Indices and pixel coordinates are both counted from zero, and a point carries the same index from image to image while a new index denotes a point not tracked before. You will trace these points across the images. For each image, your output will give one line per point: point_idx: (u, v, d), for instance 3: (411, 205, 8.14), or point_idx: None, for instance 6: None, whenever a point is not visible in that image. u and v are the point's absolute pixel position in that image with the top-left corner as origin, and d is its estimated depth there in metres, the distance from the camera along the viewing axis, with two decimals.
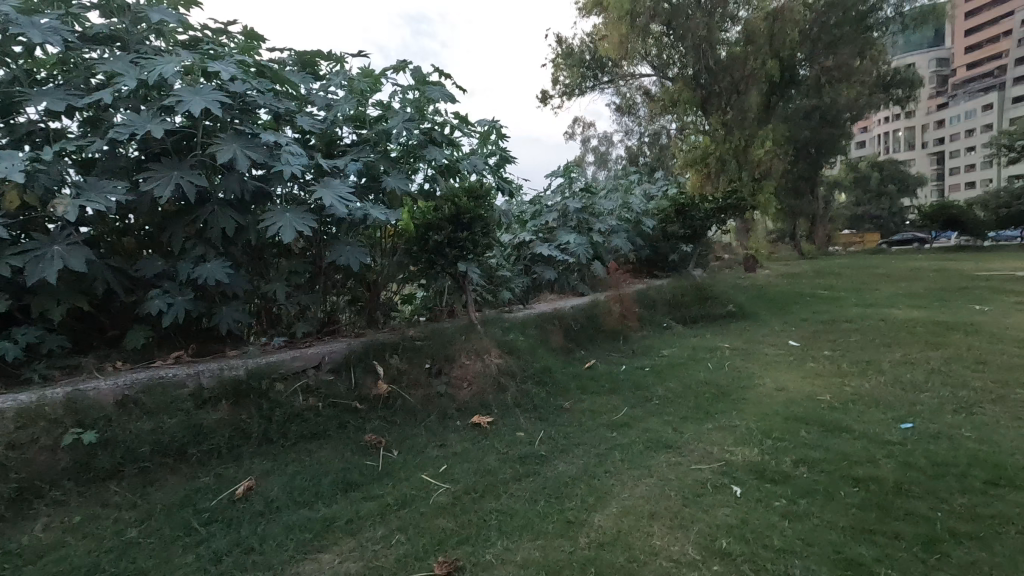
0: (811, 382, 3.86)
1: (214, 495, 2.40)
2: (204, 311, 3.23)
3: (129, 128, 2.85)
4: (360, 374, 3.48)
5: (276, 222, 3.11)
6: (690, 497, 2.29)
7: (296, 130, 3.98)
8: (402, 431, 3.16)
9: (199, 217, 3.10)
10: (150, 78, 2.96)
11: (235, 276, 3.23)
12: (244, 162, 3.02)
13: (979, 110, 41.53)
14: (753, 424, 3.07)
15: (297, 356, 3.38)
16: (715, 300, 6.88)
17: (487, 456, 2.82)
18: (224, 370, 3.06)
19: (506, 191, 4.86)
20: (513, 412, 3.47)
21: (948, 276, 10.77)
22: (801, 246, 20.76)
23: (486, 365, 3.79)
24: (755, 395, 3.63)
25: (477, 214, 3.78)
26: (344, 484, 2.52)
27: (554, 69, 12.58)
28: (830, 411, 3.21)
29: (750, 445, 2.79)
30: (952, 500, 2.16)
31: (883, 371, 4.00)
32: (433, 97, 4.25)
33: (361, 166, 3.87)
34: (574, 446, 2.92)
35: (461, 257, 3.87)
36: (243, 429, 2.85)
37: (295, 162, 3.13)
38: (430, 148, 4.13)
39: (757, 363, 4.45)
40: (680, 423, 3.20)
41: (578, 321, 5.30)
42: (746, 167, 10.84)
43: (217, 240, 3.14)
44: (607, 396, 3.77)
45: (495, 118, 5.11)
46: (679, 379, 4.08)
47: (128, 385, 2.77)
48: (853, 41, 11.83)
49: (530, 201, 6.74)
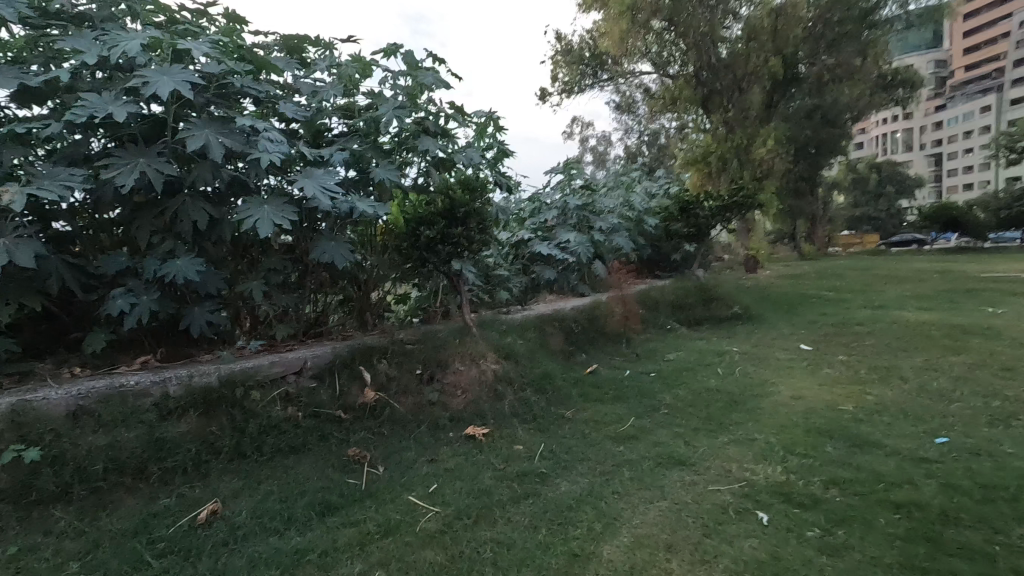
0: (830, 390, 3.59)
1: (174, 520, 2.14)
2: (174, 311, 2.96)
3: (87, 109, 2.55)
4: (344, 380, 3.23)
5: (253, 214, 2.84)
6: (712, 526, 2.04)
7: (280, 119, 3.72)
8: (389, 444, 2.89)
9: (168, 209, 2.83)
10: (112, 56, 2.68)
11: (208, 274, 2.96)
12: (218, 150, 2.74)
13: (977, 112, 41.36)
14: (772, 438, 2.82)
15: (276, 361, 3.11)
16: (720, 301, 6.63)
17: (482, 474, 2.56)
18: (194, 377, 2.80)
19: (504, 187, 4.59)
20: (511, 422, 3.21)
21: (954, 278, 10.55)
22: (800, 247, 20.57)
23: (481, 372, 3.53)
24: (771, 404, 3.37)
25: (473, 208, 3.51)
26: (321, 508, 2.25)
27: (552, 67, 12.32)
28: (855, 423, 2.95)
29: (770, 463, 2.53)
30: (1010, 531, 1.90)
31: (905, 379, 3.74)
32: (427, 84, 3.99)
33: (348, 155, 3.61)
34: (577, 462, 2.66)
35: (456, 254, 3.60)
36: (212, 443, 2.58)
37: (274, 150, 2.86)
38: (422, 139, 3.87)
39: (770, 369, 4.19)
40: (692, 436, 2.94)
41: (578, 323, 5.05)
42: (747, 166, 10.60)
43: (188, 234, 2.86)
44: (612, 405, 3.51)
45: (492, 110, 4.87)
46: (688, 386, 3.83)
47: (83, 394, 2.49)
48: (856, 38, 11.55)
49: (528, 198, 6.47)
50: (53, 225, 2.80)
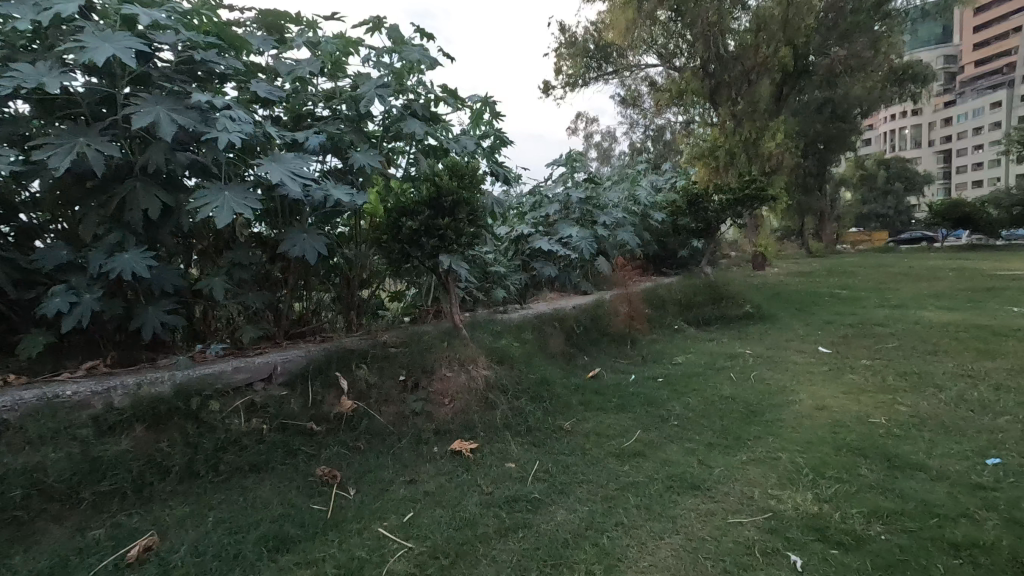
0: (857, 400, 3.24)
1: (99, 557, 1.83)
2: (125, 311, 2.65)
3: (14, 80, 2.22)
4: (319, 388, 2.92)
5: (210, 202, 2.51)
6: (735, 574, 1.71)
7: (258, 103, 3.42)
8: (364, 461, 2.57)
9: (115, 195, 2.51)
10: (44, 19, 2.35)
11: (162, 269, 2.64)
12: (169, 128, 2.42)
13: (987, 108, 40.69)
14: (798, 457, 2.47)
15: (241, 367, 2.80)
16: (730, 300, 6.28)
17: (466, 499, 2.23)
18: (143, 386, 2.49)
19: (502, 178, 4.25)
20: (502, 435, 2.87)
21: (971, 275, 10.17)
22: (808, 244, 20.18)
23: (471, 379, 3.21)
24: (792, 416, 3.03)
25: (461, 197, 3.18)
26: (275, 542, 1.93)
27: (555, 59, 11.92)
28: (891, 439, 2.61)
29: (799, 489, 2.18)
30: None
31: (941, 388, 3.38)
32: (413, 61, 3.67)
33: (325, 138, 3.29)
34: (575, 484, 2.33)
35: (442, 248, 3.26)
36: (159, 462, 2.27)
37: (235, 128, 2.53)
38: (409, 121, 3.55)
39: (788, 375, 3.85)
40: (706, 453, 2.60)
41: (579, 323, 4.73)
42: (756, 161, 10.23)
43: (139, 224, 2.55)
44: (615, 415, 3.17)
45: (488, 94, 4.53)
46: (701, 393, 3.49)
47: (9, 407, 2.19)
48: (868, 30, 11.10)
49: (529, 192, 6.22)
50: (19, 217, 2.61)
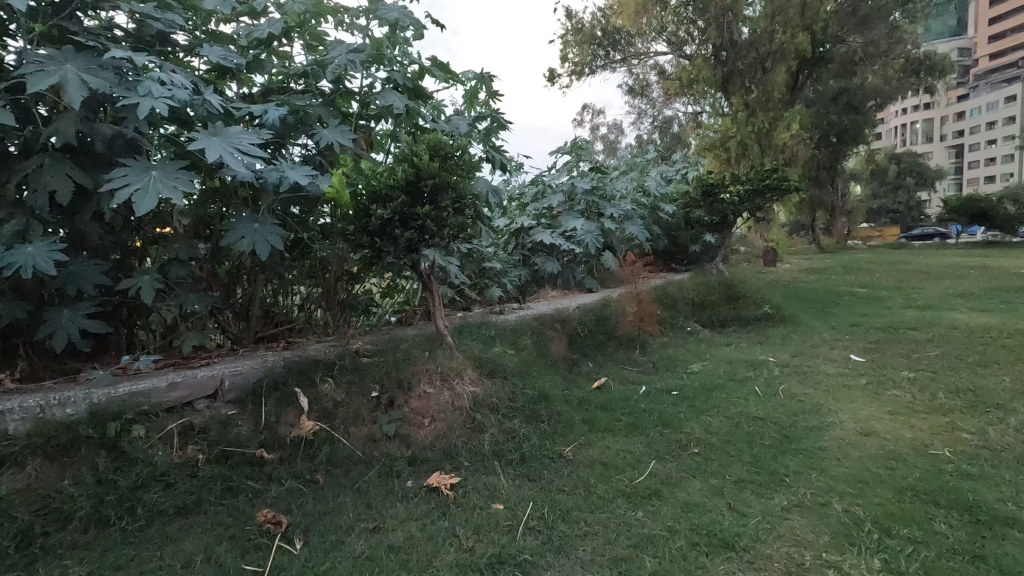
0: (909, 424, 2.76)
1: None
2: (33, 316, 2.21)
3: None
4: (272, 407, 2.45)
5: (131, 181, 2.04)
6: None
7: (219, 75, 2.94)
8: (320, 500, 2.10)
9: (18, 173, 2.06)
10: None
11: (78, 265, 2.19)
12: (76, 91, 1.97)
13: (1001, 102, 39.68)
14: (855, 504, 2.00)
15: (178, 383, 2.36)
16: (747, 300, 5.80)
17: (439, 559, 1.77)
18: (48, 409, 2.06)
19: (500, 165, 3.74)
20: (490, 466, 2.40)
21: (997, 273, 9.61)
22: (819, 238, 19.54)
23: (455, 397, 2.74)
24: (835, 443, 2.56)
25: (443, 180, 2.66)
26: None
27: (562, 47, 11.35)
28: (963, 480, 2.14)
29: (863, 554, 1.72)
30: None
31: (1005, 411, 2.88)
32: (392, 21, 3.20)
33: (288, 112, 2.81)
34: (577, 538, 1.87)
35: (422, 241, 2.76)
36: (56, 506, 1.83)
37: (163, 92, 2.07)
38: (388, 92, 3.07)
39: (822, 389, 3.37)
40: (736, 495, 2.13)
41: (583, 325, 4.28)
42: (768, 153, 9.60)
43: (45, 209, 2.08)
44: (624, 439, 2.70)
45: (483, 70, 4.04)
46: (724, 411, 3.03)
47: None
48: (888, 17, 10.45)
49: (530, 181, 5.70)
50: None
